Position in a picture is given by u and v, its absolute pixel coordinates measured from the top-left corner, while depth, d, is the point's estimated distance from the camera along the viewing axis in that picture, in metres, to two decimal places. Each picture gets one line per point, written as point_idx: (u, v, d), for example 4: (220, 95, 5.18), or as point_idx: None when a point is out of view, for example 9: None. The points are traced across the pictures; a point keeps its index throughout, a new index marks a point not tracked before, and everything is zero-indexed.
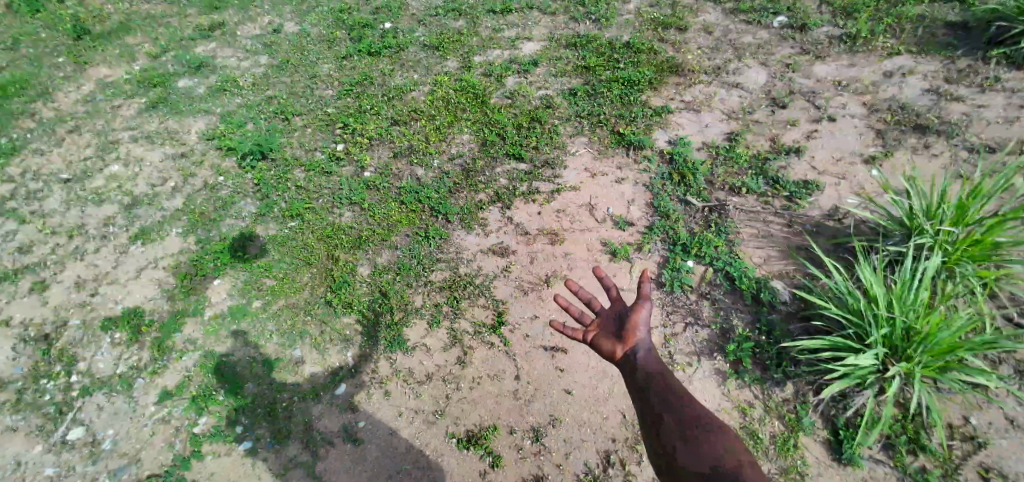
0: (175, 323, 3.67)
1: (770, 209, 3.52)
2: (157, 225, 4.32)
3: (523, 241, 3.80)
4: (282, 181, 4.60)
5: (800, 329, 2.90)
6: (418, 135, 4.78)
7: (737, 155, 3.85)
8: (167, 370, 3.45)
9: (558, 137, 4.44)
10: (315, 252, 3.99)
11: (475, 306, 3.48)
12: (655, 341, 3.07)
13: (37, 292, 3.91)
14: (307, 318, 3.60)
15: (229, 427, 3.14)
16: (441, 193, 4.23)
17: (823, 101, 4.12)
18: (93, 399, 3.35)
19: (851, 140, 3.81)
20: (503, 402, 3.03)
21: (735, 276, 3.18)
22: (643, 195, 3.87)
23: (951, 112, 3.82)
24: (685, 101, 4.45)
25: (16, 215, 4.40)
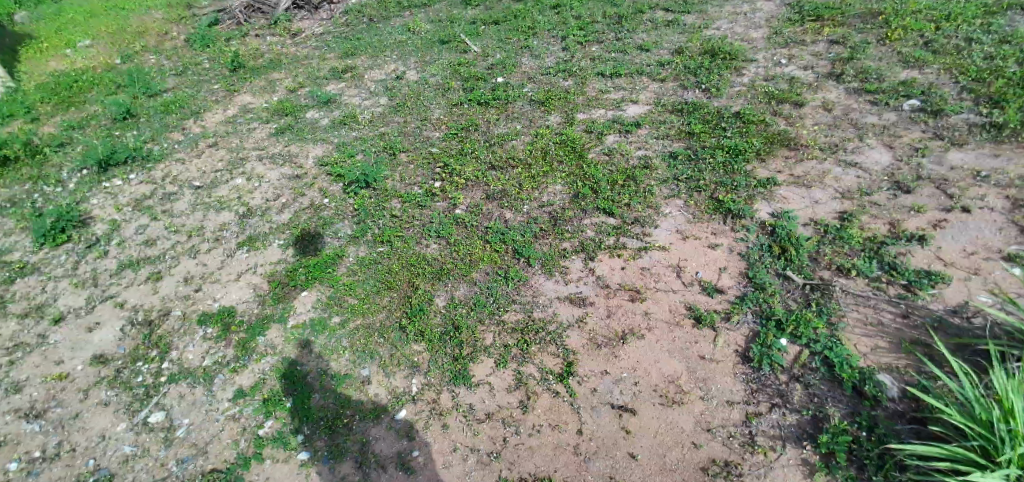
0: (261, 327, 3.91)
1: (882, 296, 3.21)
2: (263, 235, 4.74)
3: (603, 294, 3.72)
4: (379, 208, 4.90)
5: (909, 429, 2.45)
6: (513, 181, 4.94)
7: (848, 235, 3.64)
8: (246, 369, 3.65)
9: (651, 197, 4.44)
10: (397, 278, 4.15)
11: (545, 352, 3.40)
12: (735, 418, 2.80)
13: (152, 281, 4.38)
14: (380, 339, 3.70)
15: (291, 434, 3.22)
16: (525, 237, 4.29)
17: (959, 190, 3.84)
18: (176, 387, 3.59)
19: (989, 234, 3.47)
20: (561, 455, 2.86)
21: (835, 361, 2.85)
22: (738, 263, 3.71)
23: None
24: (794, 176, 4.35)
25: (151, 211, 5.07)
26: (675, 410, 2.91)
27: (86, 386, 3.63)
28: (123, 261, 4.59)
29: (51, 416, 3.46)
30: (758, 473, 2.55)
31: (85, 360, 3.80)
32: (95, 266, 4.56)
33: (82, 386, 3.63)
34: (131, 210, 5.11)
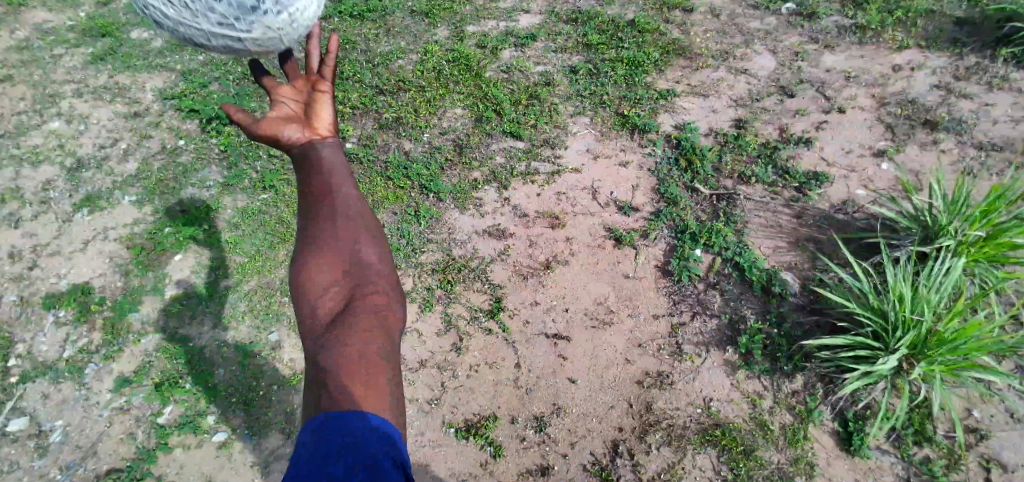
0: (131, 302, 3.27)
1: (779, 201, 3.47)
2: (107, 191, 3.86)
3: (523, 224, 3.60)
4: (253, 148, 4.20)
5: (812, 322, 2.79)
6: (407, 106, 4.47)
7: (744, 143, 3.82)
8: (123, 354, 3.06)
9: (558, 116, 4.28)
10: (291, 228, 3.66)
11: (471, 290, 3.24)
12: (663, 330, 2.95)
13: None
14: (284, 299, 3.29)
15: (199, 416, 2.81)
16: (432, 170, 3.96)
17: (834, 92, 4.16)
18: (35, 386, 2.95)
19: (858, 132, 3.85)
20: (503, 391, 2.80)
21: (745, 266, 3.05)
22: (649, 180, 3.77)
23: (947, 113, 3.88)
24: (690, 85, 4.43)
25: None
26: (607, 332, 2.99)
27: None
28: None
29: None
30: (686, 379, 2.74)
31: None
32: None
33: None
34: None
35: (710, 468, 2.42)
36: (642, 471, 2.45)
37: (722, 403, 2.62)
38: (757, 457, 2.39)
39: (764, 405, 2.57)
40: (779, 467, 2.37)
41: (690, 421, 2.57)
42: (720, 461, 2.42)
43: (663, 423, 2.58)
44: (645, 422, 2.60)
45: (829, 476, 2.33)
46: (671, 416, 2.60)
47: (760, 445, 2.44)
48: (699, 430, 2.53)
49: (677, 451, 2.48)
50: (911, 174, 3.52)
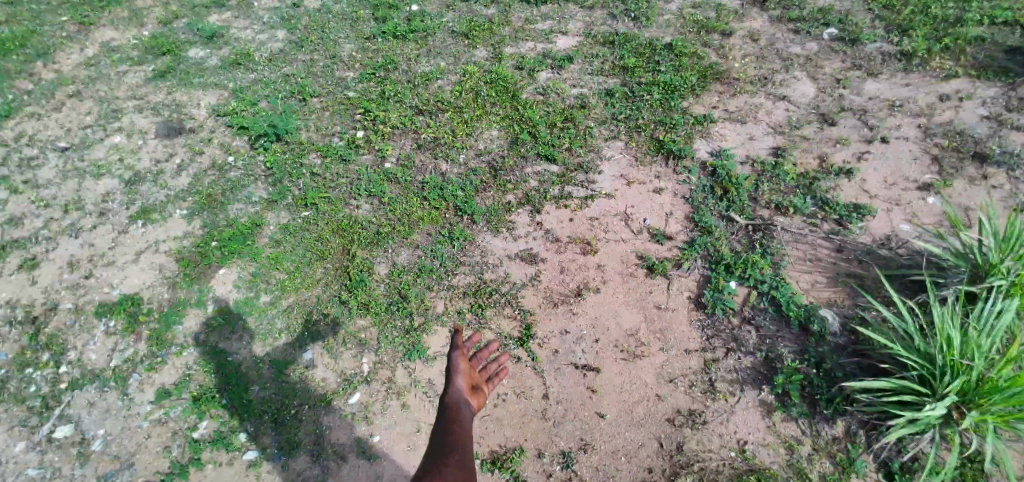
0: (176, 314, 3.42)
1: (818, 233, 3.37)
2: (160, 204, 4.07)
3: (554, 249, 3.60)
4: (296, 166, 4.35)
5: (853, 363, 2.66)
6: (444, 127, 4.56)
7: (784, 172, 3.73)
8: (165, 366, 3.18)
9: (593, 140, 4.28)
10: (330, 246, 3.76)
11: (501, 315, 3.26)
12: (694, 366, 2.87)
13: (26, 271, 3.67)
14: (320, 317, 3.36)
15: (232, 433, 2.87)
16: (466, 192, 4.01)
17: (878, 121, 4.02)
18: (83, 394, 3.08)
19: (905, 164, 3.70)
20: (531, 423, 2.77)
21: (782, 301, 2.98)
22: (683, 207, 3.72)
23: (1004, 146, 3.69)
24: (728, 111, 4.36)
25: (8, 184, 4.18)
26: (638, 364, 2.93)
27: None
28: None
29: None
30: (720, 419, 2.64)
31: None
32: None
33: None
34: None
35: None
36: None
37: (758, 447, 2.51)
38: None
39: (801, 452, 2.45)
40: None
41: (722, 464, 2.47)
42: None
43: (695, 466, 2.49)
44: (675, 464, 2.52)
45: None
46: (704, 459, 2.50)
47: None
48: (732, 476, 2.43)
49: None
50: (961, 210, 3.36)
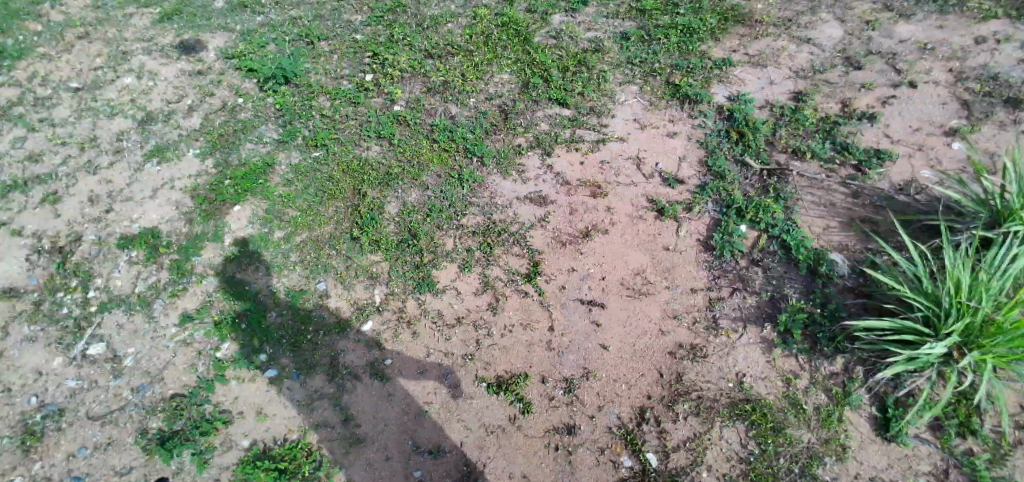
0: (194, 246, 3.49)
1: (834, 178, 3.30)
2: (174, 144, 4.09)
3: (564, 191, 3.59)
4: (306, 108, 4.34)
5: (858, 305, 2.67)
6: (454, 70, 4.48)
7: (802, 116, 3.64)
8: (187, 293, 3.28)
9: (606, 84, 4.19)
10: (341, 185, 3.78)
11: (509, 254, 3.30)
12: (700, 303, 2.91)
13: (49, 204, 3.69)
14: (333, 252, 3.42)
15: (253, 353, 3.01)
16: (476, 135, 3.98)
17: (905, 65, 3.86)
18: (112, 316, 3.19)
19: (930, 109, 3.58)
20: (535, 352, 2.86)
21: (792, 245, 2.94)
22: (697, 151, 3.66)
23: None
24: (749, 55, 4.21)
25: (24, 121, 4.16)
26: (643, 301, 2.99)
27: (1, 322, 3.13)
28: (7, 180, 3.80)
29: None
30: (720, 354, 2.71)
31: None
32: None
33: None
34: None
35: (736, 441, 2.44)
36: (668, 438, 2.49)
37: (757, 380, 2.59)
38: (787, 435, 2.40)
39: (798, 385, 2.54)
40: (808, 446, 2.37)
41: (720, 394, 2.58)
42: (748, 436, 2.44)
43: (693, 394, 2.59)
44: (674, 392, 2.62)
45: (862, 460, 2.32)
46: (702, 389, 2.61)
47: (792, 423, 2.43)
48: (728, 403, 2.54)
49: (705, 422, 2.51)
50: (986, 154, 3.27)
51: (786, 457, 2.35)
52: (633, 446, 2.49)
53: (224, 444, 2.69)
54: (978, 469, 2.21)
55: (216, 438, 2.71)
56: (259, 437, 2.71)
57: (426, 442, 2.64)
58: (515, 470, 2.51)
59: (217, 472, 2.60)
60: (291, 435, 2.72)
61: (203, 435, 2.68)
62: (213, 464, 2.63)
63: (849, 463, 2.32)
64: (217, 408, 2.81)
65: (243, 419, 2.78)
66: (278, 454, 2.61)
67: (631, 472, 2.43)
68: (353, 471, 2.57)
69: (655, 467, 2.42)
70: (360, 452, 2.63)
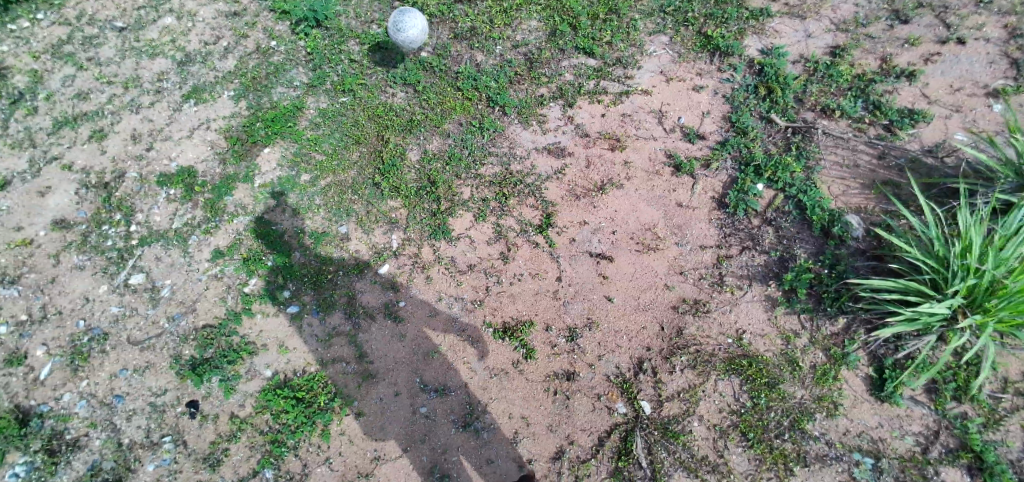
0: (226, 187, 3.63)
1: (861, 138, 3.21)
2: (210, 85, 4.20)
3: (582, 144, 3.58)
4: (335, 52, 4.35)
5: (868, 266, 2.67)
6: (483, 16, 4.40)
7: (837, 72, 3.48)
8: (219, 230, 3.47)
9: (635, 33, 4.05)
10: (365, 131, 3.83)
11: (524, 205, 3.34)
12: (708, 261, 2.95)
13: (96, 141, 3.93)
14: (355, 197, 3.52)
15: (278, 290, 3.20)
16: (500, 83, 3.95)
17: (958, 19, 3.61)
18: (151, 249, 3.43)
19: (977, 68, 3.39)
20: (542, 301, 2.97)
21: (808, 205, 2.93)
22: (721, 107, 3.57)
23: None
24: (789, 5, 4.00)
25: (73, 60, 4.37)
26: (651, 256, 3.03)
27: (54, 251, 3.43)
28: (58, 118, 4.05)
29: (28, 280, 3.31)
30: (723, 310, 2.77)
31: (47, 225, 3.53)
32: (27, 126, 4.02)
33: (51, 252, 3.42)
34: (50, 58, 4.41)
35: (729, 394, 2.53)
36: (663, 388, 2.59)
37: (756, 337, 2.66)
38: (780, 391, 2.47)
39: (797, 344, 2.59)
40: (801, 402, 2.44)
41: (719, 350, 2.65)
42: (741, 390, 2.53)
43: (691, 348, 2.68)
44: (673, 345, 2.70)
45: (853, 417, 2.39)
46: (701, 343, 2.69)
47: (787, 379, 2.51)
48: (725, 358, 2.61)
49: (701, 375, 2.60)
50: None
51: (777, 412, 2.43)
52: (628, 394, 2.61)
53: (249, 373, 2.92)
54: (970, 432, 2.25)
55: (241, 367, 2.94)
56: (280, 368, 2.93)
57: (433, 380, 2.81)
58: (515, 411, 2.66)
59: (241, 398, 2.84)
60: (309, 368, 2.92)
61: (229, 363, 2.92)
62: (238, 391, 2.87)
63: (838, 419, 2.39)
64: (243, 340, 3.03)
65: (267, 351, 2.99)
66: (296, 384, 2.82)
67: (624, 418, 2.56)
68: (365, 404, 2.78)
69: (648, 415, 2.54)
70: (372, 386, 2.83)
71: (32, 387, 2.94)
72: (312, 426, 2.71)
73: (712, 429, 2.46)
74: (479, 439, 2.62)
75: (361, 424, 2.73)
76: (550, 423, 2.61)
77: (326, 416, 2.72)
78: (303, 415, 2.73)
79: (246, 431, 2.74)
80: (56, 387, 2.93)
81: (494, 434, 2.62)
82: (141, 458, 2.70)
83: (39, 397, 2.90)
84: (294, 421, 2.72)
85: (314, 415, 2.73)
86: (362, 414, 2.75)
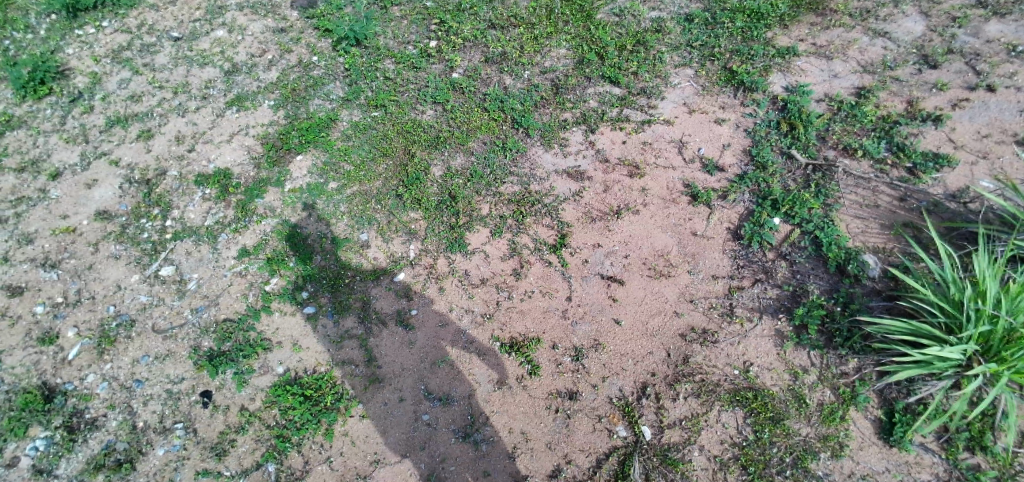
0: (259, 189, 3.81)
1: (883, 179, 3.20)
2: (252, 94, 4.44)
3: (601, 168, 3.64)
4: (372, 69, 4.55)
5: (882, 307, 2.64)
6: (514, 42, 4.57)
7: (861, 113, 3.50)
8: (248, 230, 3.62)
9: (662, 65, 4.15)
10: (393, 144, 3.97)
11: (540, 224, 3.41)
12: (719, 291, 2.95)
13: (143, 140, 4.18)
14: (378, 206, 3.64)
15: (296, 290, 3.30)
16: (525, 106, 4.07)
17: (988, 66, 3.65)
18: (183, 244, 3.60)
19: (1006, 116, 3.37)
20: (551, 319, 3.00)
21: (824, 242, 2.92)
22: (742, 140, 3.60)
23: None
24: (816, 45, 4.07)
25: (130, 65, 4.69)
26: (662, 282, 3.05)
27: (94, 240, 3.63)
28: (111, 117, 4.33)
29: (67, 265, 3.51)
30: (731, 340, 2.76)
31: (90, 215, 3.75)
32: (83, 123, 4.31)
33: (91, 240, 3.63)
34: (109, 62, 4.74)
35: (732, 426, 2.50)
36: (665, 415, 2.58)
37: (763, 370, 2.64)
38: (785, 426, 2.43)
39: (805, 380, 2.56)
40: (805, 440, 2.40)
41: (724, 380, 2.64)
42: (744, 423, 2.50)
43: (696, 377, 2.67)
44: (678, 372, 2.70)
45: (859, 460, 2.33)
46: (706, 372, 2.67)
47: (792, 415, 2.47)
48: (730, 390, 2.60)
49: (704, 404, 2.58)
50: None
51: (780, 448, 2.39)
52: (630, 418, 2.60)
53: (262, 367, 3.01)
54: None
55: (255, 361, 3.04)
56: (292, 365, 3.01)
57: (437, 389, 2.85)
58: (515, 426, 2.68)
59: (252, 391, 2.93)
60: (319, 367, 3.00)
61: (244, 357, 3.02)
62: (250, 384, 2.95)
63: (843, 461, 2.33)
64: (260, 335, 3.13)
65: (281, 348, 3.08)
66: (305, 382, 2.90)
67: (623, 441, 2.55)
68: (369, 406, 2.83)
69: (648, 440, 2.53)
70: (378, 389, 2.88)
71: (61, 365, 3.09)
72: (317, 424, 2.77)
73: (712, 460, 2.43)
74: (478, 450, 2.63)
75: (364, 426, 2.77)
76: (549, 440, 2.61)
77: (332, 415, 2.78)
78: (309, 412, 2.80)
79: (254, 424, 2.81)
80: (83, 368, 3.07)
81: (492, 447, 2.63)
82: (152, 442, 2.79)
83: (66, 376, 3.05)
84: (300, 418, 2.79)
85: (320, 414, 2.79)
86: (366, 416, 2.80)
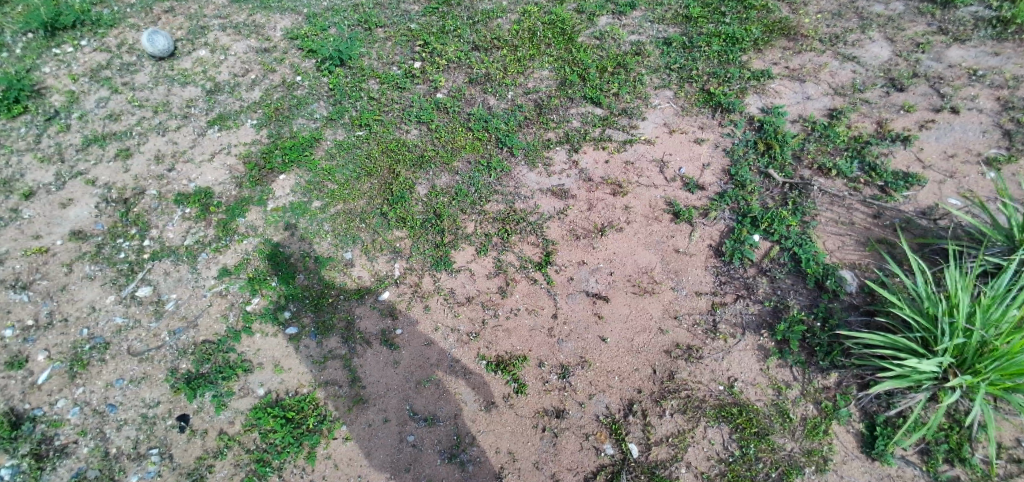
0: (240, 208, 3.76)
1: (856, 197, 3.31)
2: (235, 113, 4.42)
3: (585, 187, 3.69)
4: (356, 89, 4.57)
5: (860, 322, 2.70)
6: (497, 63, 4.65)
7: (834, 133, 3.63)
8: (228, 249, 3.57)
9: (642, 87, 4.26)
10: (377, 163, 3.97)
11: (525, 242, 3.42)
12: (702, 307, 2.99)
13: (122, 159, 4.11)
14: (362, 225, 3.62)
15: (278, 310, 3.24)
16: (510, 126, 4.12)
17: (951, 90, 3.84)
18: (161, 264, 3.52)
19: (969, 137, 3.53)
20: (537, 337, 3.00)
21: (803, 258, 3.00)
22: (721, 160, 3.70)
23: None
24: (789, 68, 4.22)
25: (110, 84, 4.65)
26: (646, 299, 3.08)
27: (68, 260, 3.54)
28: (88, 135, 4.27)
29: (38, 287, 3.41)
30: (715, 356, 2.79)
31: (63, 236, 3.66)
32: (59, 141, 4.24)
33: (65, 261, 3.53)
34: (87, 81, 4.68)
35: (718, 442, 2.51)
36: (651, 431, 2.58)
37: (746, 385, 2.67)
38: (770, 441, 2.45)
39: (788, 395, 2.60)
40: (789, 454, 2.42)
41: (709, 395, 2.66)
42: (730, 438, 2.51)
43: (682, 392, 2.68)
44: (664, 389, 2.71)
45: (843, 473, 2.36)
46: (692, 388, 2.69)
47: (776, 429, 2.49)
48: (716, 405, 2.62)
49: (690, 420, 2.59)
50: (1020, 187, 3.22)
51: (765, 462, 2.40)
52: (617, 436, 2.59)
53: (242, 390, 2.94)
54: None
55: (235, 384, 2.96)
56: (274, 387, 2.94)
57: (423, 409, 2.81)
58: (502, 446, 2.65)
59: (232, 414, 2.85)
60: (301, 389, 2.93)
61: (224, 379, 2.95)
62: (229, 407, 2.87)
63: (827, 475, 2.35)
64: (240, 357, 3.06)
65: (262, 370, 3.01)
66: (287, 404, 2.83)
67: (611, 459, 2.54)
68: (353, 428, 2.77)
69: (636, 458, 2.52)
70: (362, 411, 2.83)
71: (28, 391, 2.97)
72: (299, 448, 2.70)
73: (699, 476, 2.43)
74: (464, 472, 2.59)
75: (347, 449, 2.71)
76: (536, 460, 2.58)
77: (313, 438, 2.71)
78: (290, 435, 2.72)
79: (233, 448, 2.73)
80: (52, 392, 2.96)
81: (479, 468, 2.60)
82: (126, 470, 2.68)
83: (34, 402, 2.93)
84: (281, 442, 2.71)
85: (302, 436, 2.72)
86: (349, 439, 2.74)
